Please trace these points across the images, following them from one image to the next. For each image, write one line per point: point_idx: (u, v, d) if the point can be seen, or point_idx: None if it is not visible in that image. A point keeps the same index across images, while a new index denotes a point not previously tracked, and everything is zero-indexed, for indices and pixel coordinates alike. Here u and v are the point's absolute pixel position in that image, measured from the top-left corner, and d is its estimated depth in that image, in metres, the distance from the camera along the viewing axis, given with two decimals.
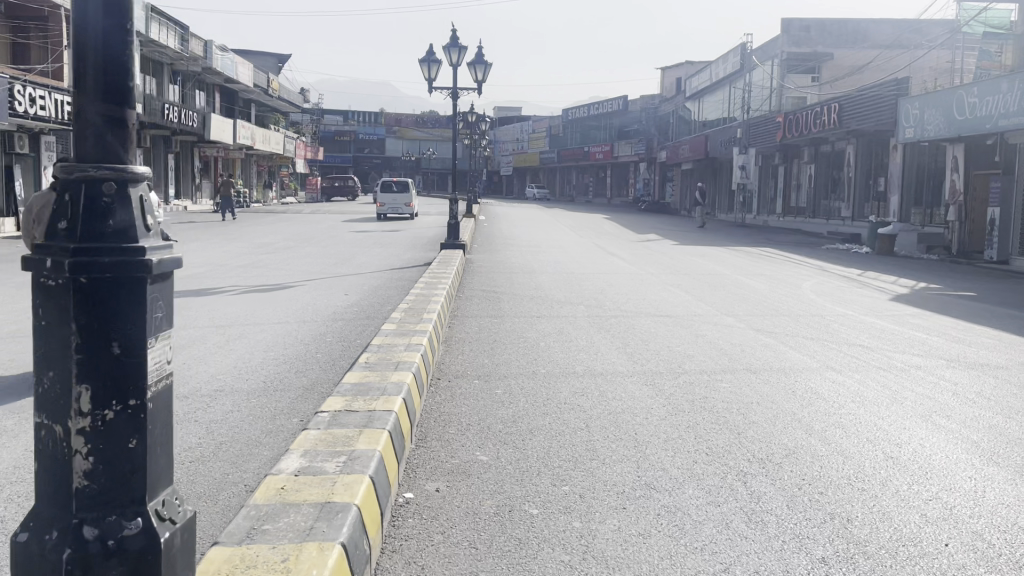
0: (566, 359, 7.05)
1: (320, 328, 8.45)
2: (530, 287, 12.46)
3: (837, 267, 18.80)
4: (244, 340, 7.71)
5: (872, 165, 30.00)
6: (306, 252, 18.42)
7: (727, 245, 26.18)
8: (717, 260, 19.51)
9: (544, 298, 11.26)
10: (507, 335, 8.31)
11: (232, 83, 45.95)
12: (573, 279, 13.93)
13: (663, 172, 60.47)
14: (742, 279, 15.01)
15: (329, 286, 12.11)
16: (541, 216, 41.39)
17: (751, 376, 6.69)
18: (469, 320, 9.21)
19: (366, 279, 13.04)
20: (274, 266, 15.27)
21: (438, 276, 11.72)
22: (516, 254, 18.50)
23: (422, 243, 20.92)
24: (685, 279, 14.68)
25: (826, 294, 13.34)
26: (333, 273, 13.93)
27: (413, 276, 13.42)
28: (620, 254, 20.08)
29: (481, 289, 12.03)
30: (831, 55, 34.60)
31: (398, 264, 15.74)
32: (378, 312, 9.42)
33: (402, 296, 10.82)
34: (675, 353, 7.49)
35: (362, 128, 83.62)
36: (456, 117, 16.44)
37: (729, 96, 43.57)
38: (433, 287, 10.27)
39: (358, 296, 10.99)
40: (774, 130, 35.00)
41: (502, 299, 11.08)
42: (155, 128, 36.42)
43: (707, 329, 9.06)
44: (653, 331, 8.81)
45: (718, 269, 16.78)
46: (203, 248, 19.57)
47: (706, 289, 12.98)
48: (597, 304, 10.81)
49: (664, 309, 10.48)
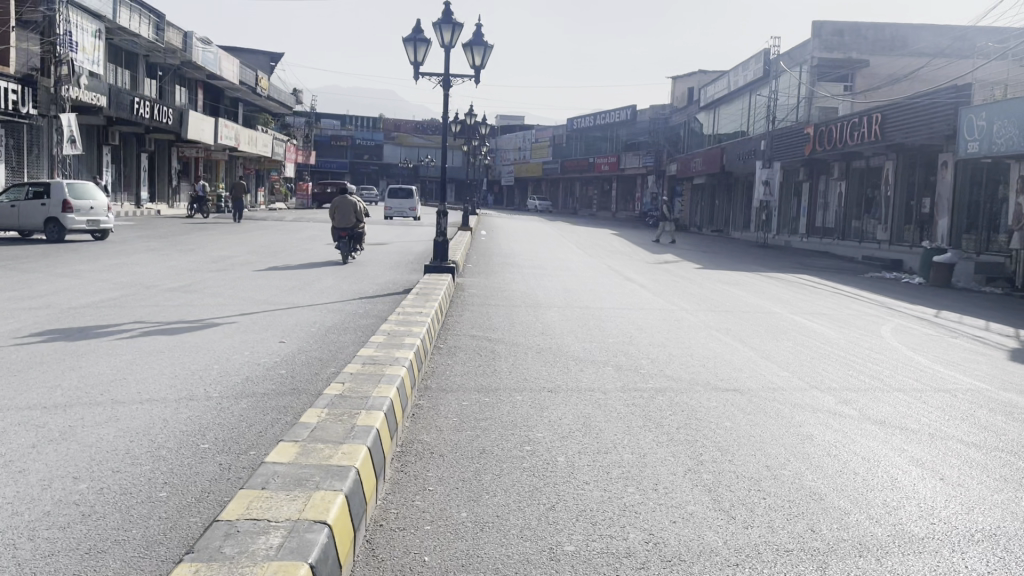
0: (613, 515, 3.88)
1: (207, 416, 5.33)
2: (534, 333, 9.39)
3: (900, 304, 15.78)
4: (57, 447, 4.57)
5: (913, 183, 27.07)
6: (265, 272, 15.34)
7: (758, 270, 23.17)
8: (752, 290, 16.49)
9: (555, 355, 8.15)
10: (502, 434, 5.16)
11: (215, 78, 42.93)
12: (590, 319, 10.93)
13: (673, 186, 57.46)
14: (803, 323, 12.01)
15: (262, 326, 9.03)
16: (546, 230, 38.30)
17: (961, 568, 3.56)
18: (448, 399, 6.06)
19: (318, 315, 9.98)
20: (214, 291, 12.27)
21: (411, 316, 8.64)
22: (516, 278, 15.46)
23: (407, 262, 17.94)
24: (727, 320, 11.66)
25: (918, 347, 10.36)
26: (284, 305, 10.87)
27: (382, 311, 10.38)
28: (640, 280, 17.14)
29: (470, 337, 8.95)
30: (866, 62, 31.55)
31: (372, 291, 12.71)
32: (308, 386, 6.25)
33: (356, 349, 7.77)
34: (805, 497, 4.32)
35: (359, 133, 80.48)
36: (449, 113, 13.41)
37: (749, 105, 40.46)
38: (397, 337, 7.05)
39: (299, 347, 7.88)
40: (801, 143, 32.00)
41: (496, 356, 7.93)
42: (125, 125, 33.43)
43: (805, 425, 5.94)
44: (727, 427, 5.71)
45: (761, 305, 13.77)
46: (146, 263, 16.59)
47: (764, 340, 9.90)
48: (633, 365, 7.76)
49: (723, 379, 7.39)
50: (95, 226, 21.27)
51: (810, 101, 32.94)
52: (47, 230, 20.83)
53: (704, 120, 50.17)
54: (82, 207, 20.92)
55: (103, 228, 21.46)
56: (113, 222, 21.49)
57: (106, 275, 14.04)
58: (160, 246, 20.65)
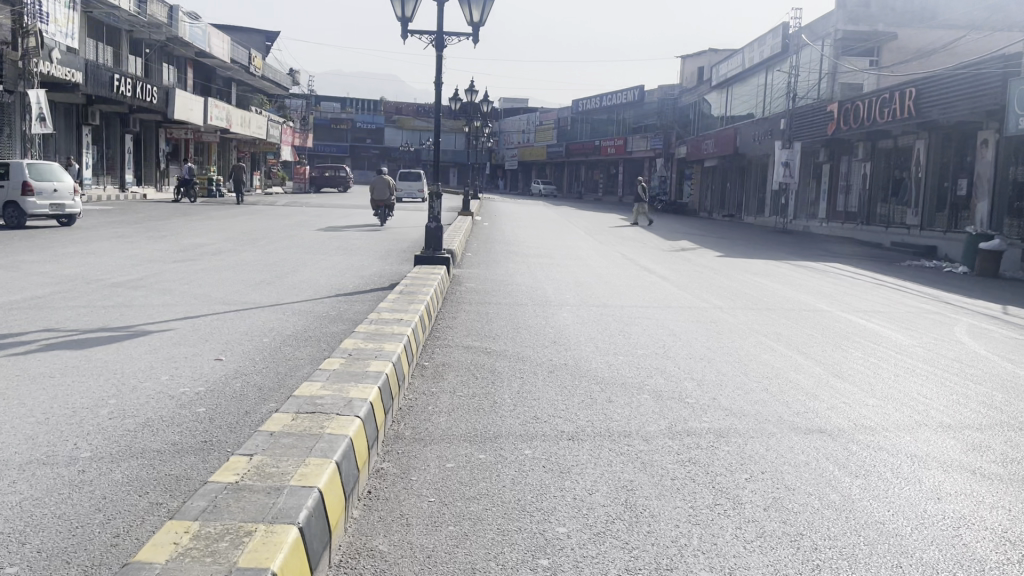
0: None
1: (36, 504, 3.44)
2: (544, 343, 7.51)
3: (957, 297, 13.94)
4: None
5: (947, 164, 25.15)
6: (236, 262, 13.51)
7: (785, 258, 21.26)
8: (786, 282, 14.59)
9: (572, 376, 6.28)
10: (505, 535, 3.31)
11: (204, 55, 40.92)
12: (607, 321, 9.11)
13: (682, 170, 55.55)
14: (860, 322, 10.20)
15: (203, 336, 7.16)
16: (550, 214, 36.36)
17: None
18: (427, 457, 4.19)
19: (279, 319, 8.16)
20: (165, 286, 10.40)
21: (385, 320, 6.80)
22: (521, 270, 13.57)
23: (398, 250, 16.04)
24: (772, 321, 9.80)
25: (1014, 355, 8.51)
26: (243, 304, 9.04)
27: (358, 314, 8.52)
28: (659, 270, 15.34)
29: (465, 348, 7.09)
30: (895, 35, 29.53)
31: (354, 286, 10.92)
32: (224, 438, 4.37)
33: (310, 371, 5.91)
34: None
35: (359, 115, 78.39)
36: (442, 77, 11.50)
37: (765, 83, 38.49)
38: (361, 358, 5.17)
39: (240, 367, 6.02)
40: (823, 121, 30.05)
41: (497, 378, 6.06)
42: (106, 103, 31.53)
43: (948, 500, 4.07)
44: (841, 509, 3.85)
45: (805, 301, 11.88)
46: (104, 251, 14.75)
47: (828, 350, 8.06)
48: (678, 394, 5.92)
49: (801, 413, 5.53)
50: (58, 210, 19.38)
51: (833, 76, 30.96)
52: (4, 213, 18.88)
53: (716, 99, 48.06)
54: (43, 188, 19.04)
55: (68, 213, 19.59)
56: (77, 205, 19.62)
57: (49, 266, 12.22)
58: (129, 232, 18.80)
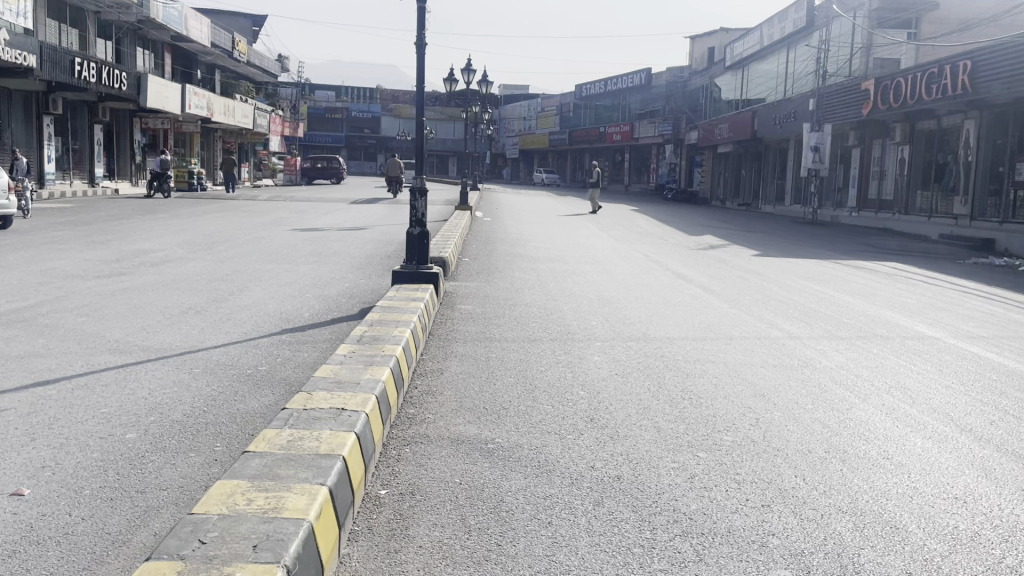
0: None
1: None
2: (577, 426, 4.83)
3: None
4: None
5: (1003, 144, 22.37)
6: (173, 278, 10.78)
7: (830, 256, 18.48)
8: (856, 291, 11.89)
9: (636, 516, 3.58)
10: None
11: (182, 38, 38.17)
12: (655, 367, 6.44)
13: (692, 157, 52.74)
14: (992, 359, 7.49)
15: (31, 431, 4.44)
16: (555, 206, 33.63)
17: None
18: None
19: (174, 384, 5.47)
20: (52, 321, 7.67)
21: (314, 405, 4.06)
22: (530, 281, 10.90)
23: (380, 258, 13.33)
24: (882, 362, 7.09)
25: None
26: (136, 354, 6.32)
27: (297, 372, 5.83)
28: (696, 277, 12.65)
29: (453, 446, 4.39)
30: (936, 4, 26.84)
31: (310, 313, 8.21)
32: None
33: (154, 536, 3.18)
34: None
35: (354, 105, 75.57)
36: (424, 38, 8.81)
37: (786, 62, 35.80)
38: (225, 556, 2.45)
39: (37, 523, 3.31)
40: (857, 99, 27.34)
41: (509, 531, 3.36)
42: (71, 90, 28.90)
43: None
44: None
45: (898, 323, 9.18)
46: (17, 263, 12.07)
47: (1001, 423, 5.38)
48: (853, 565, 3.22)
49: None
50: None
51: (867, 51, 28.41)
52: None
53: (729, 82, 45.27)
54: None
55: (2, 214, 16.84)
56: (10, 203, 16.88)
57: None
58: (69, 236, 16.07)
